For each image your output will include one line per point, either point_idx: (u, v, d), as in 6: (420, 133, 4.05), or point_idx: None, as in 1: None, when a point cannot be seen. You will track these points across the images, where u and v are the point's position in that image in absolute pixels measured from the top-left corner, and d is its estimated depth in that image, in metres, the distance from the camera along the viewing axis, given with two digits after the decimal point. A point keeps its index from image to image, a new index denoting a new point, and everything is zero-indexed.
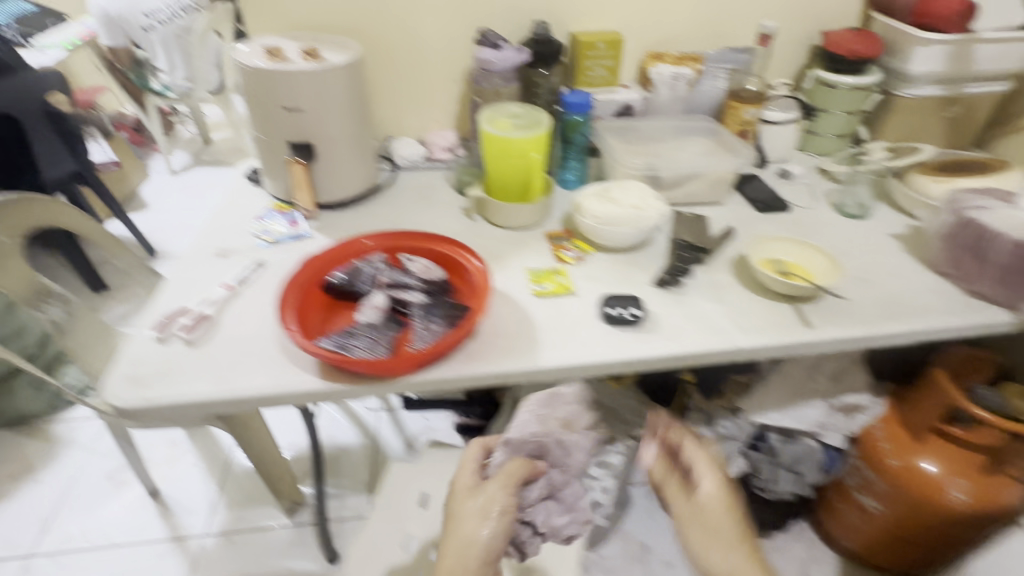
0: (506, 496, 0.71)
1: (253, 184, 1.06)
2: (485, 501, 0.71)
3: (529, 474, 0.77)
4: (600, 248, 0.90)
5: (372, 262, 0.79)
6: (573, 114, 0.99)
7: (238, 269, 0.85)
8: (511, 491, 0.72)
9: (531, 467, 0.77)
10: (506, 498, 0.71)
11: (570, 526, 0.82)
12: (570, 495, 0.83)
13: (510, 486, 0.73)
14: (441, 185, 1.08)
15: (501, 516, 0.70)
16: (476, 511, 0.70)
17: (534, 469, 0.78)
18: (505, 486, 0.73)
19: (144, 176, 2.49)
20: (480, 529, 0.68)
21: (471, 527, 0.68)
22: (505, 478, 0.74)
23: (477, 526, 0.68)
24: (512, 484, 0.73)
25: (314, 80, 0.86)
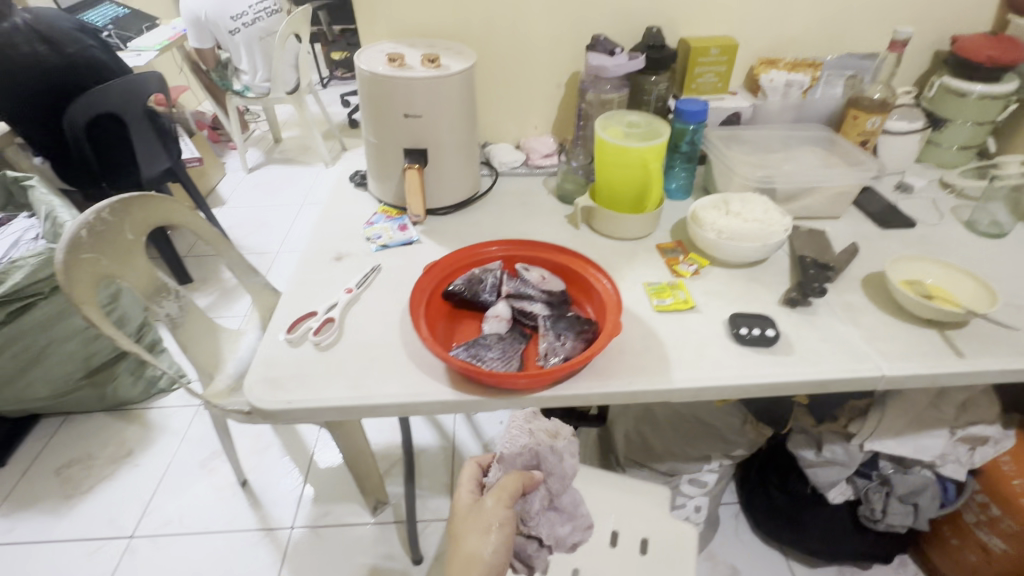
0: (501, 510, 0.60)
1: (356, 187, 1.07)
2: (483, 519, 0.59)
3: (525, 487, 0.63)
4: (717, 262, 0.87)
5: (492, 271, 0.79)
6: (685, 122, 0.96)
7: (355, 271, 0.85)
8: (509, 505, 0.60)
9: (529, 478, 0.63)
10: (505, 512, 0.60)
11: (575, 530, 0.71)
12: (566, 502, 0.69)
13: (506, 500, 0.60)
14: (542, 192, 1.07)
15: (502, 530, 0.59)
16: (476, 532, 0.59)
17: (529, 479, 0.63)
18: (504, 501, 0.60)
19: (222, 173, 2.59)
20: (484, 546, 0.58)
21: (472, 545, 0.58)
22: (501, 495, 0.60)
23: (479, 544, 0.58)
24: (511, 498, 0.60)
25: (434, 86, 0.86)
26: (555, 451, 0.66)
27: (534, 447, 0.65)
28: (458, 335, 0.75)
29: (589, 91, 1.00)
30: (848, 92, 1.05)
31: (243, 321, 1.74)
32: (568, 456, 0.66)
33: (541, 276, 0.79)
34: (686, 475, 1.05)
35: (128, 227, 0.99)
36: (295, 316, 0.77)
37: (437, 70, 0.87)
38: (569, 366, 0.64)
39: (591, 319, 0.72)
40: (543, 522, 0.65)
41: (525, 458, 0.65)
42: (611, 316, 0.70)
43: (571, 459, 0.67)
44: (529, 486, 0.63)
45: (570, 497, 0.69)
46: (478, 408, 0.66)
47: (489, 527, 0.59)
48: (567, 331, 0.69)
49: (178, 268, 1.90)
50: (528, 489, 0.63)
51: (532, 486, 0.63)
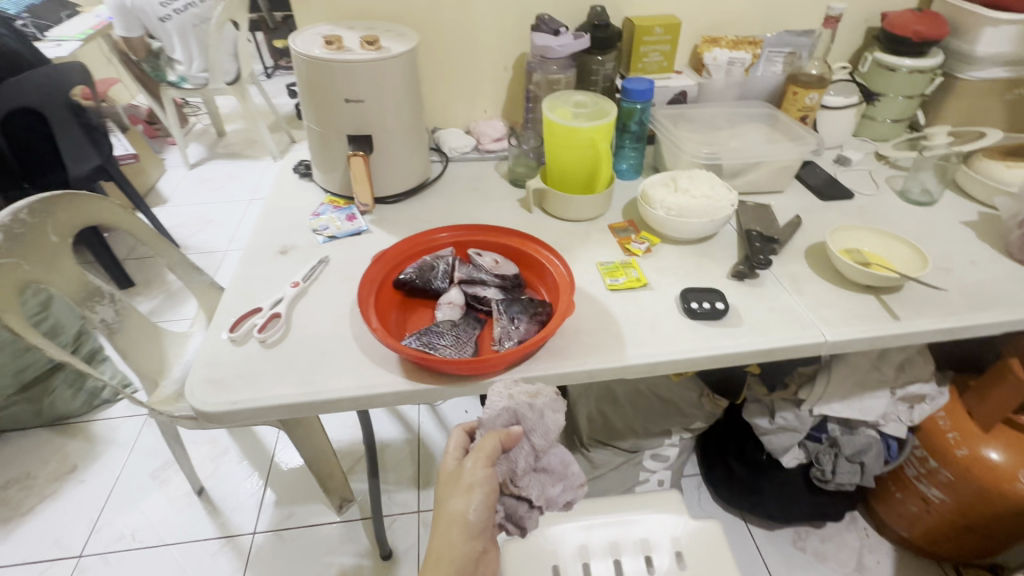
0: (480, 472, 0.58)
1: (301, 178, 1.03)
2: (464, 481, 0.59)
3: (504, 445, 0.59)
4: (668, 239, 0.88)
5: (444, 257, 0.77)
6: (633, 101, 0.96)
7: (302, 266, 0.82)
8: (488, 466, 0.58)
9: (507, 435, 0.59)
10: (485, 476, 0.58)
11: (569, 488, 0.63)
12: (549, 460, 0.61)
13: (485, 463, 0.57)
14: (494, 177, 1.06)
15: (483, 489, 0.58)
16: (458, 495, 0.59)
17: (507, 437, 0.59)
18: (481, 464, 0.58)
19: (161, 171, 2.46)
20: (467, 506, 0.58)
21: (459, 505, 0.58)
22: (477, 457, 0.58)
23: (462, 504, 0.58)
24: (488, 460, 0.58)
25: (375, 69, 0.83)
26: (535, 409, 0.60)
27: (512, 407, 0.60)
28: (412, 323, 0.73)
29: (536, 72, 0.99)
30: (788, 69, 1.08)
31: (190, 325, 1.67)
32: (549, 412, 0.60)
33: (494, 262, 0.78)
34: (649, 450, 1.07)
35: (52, 229, 0.92)
36: (240, 314, 0.73)
37: (377, 52, 0.84)
38: (523, 349, 0.63)
39: (546, 301, 0.72)
40: (528, 477, 0.60)
41: (506, 414, 0.60)
42: (564, 297, 0.70)
43: (555, 413, 0.60)
44: (508, 441, 0.59)
45: (559, 451, 0.62)
46: (434, 397, 0.65)
47: (471, 487, 0.58)
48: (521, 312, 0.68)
49: (118, 272, 1.80)
50: (510, 446, 0.59)
51: (511, 441, 0.59)
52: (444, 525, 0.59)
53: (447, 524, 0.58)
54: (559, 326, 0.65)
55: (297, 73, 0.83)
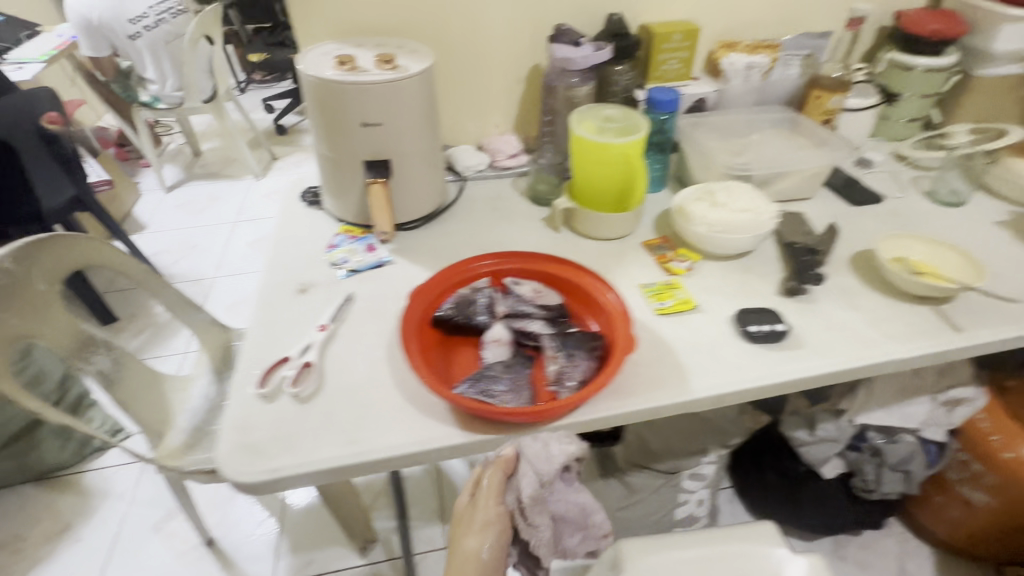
0: (489, 509, 0.63)
1: (309, 206, 0.96)
2: (474, 518, 0.63)
3: (508, 472, 0.60)
4: (707, 255, 0.84)
5: (481, 288, 0.72)
6: (658, 112, 0.93)
7: (328, 306, 0.76)
8: (497, 502, 0.63)
9: (504, 461, 0.59)
10: (493, 512, 0.62)
11: (588, 536, 0.66)
12: (559, 497, 0.63)
13: (493, 499, 0.62)
14: (513, 196, 1.01)
15: (494, 526, 0.62)
16: (470, 532, 0.62)
17: (506, 463, 0.59)
18: (490, 501, 0.63)
19: (137, 196, 2.34)
20: (480, 545, 0.61)
21: (472, 543, 0.62)
22: (487, 494, 0.63)
23: (474, 541, 0.62)
24: (496, 496, 0.63)
25: (394, 90, 0.78)
26: (540, 438, 0.59)
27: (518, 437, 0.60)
28: (455, 363, 0.68)
29: (555, 85, 0.95)
30: (805, 71, 1.06)
31: (183, 360, 1.57)
32: (555, 442, 0.58)
33: (535, 291, 0.74)
34: (687, 470, 1.03)
35: (39, 275, 0.84)
36: (266, 363, 0.67)
37: (395, 72, 0.78)
38: (590, 390, 0.59)
39: (599, 332, 0.68)
40: (537, 514, 0.62)
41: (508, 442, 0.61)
42: (621, 326, 0.66)
43: (562, 444, 0.58)
44: (510, 469, 0.60)
45: (572, 491, 0.63)
46: (492, 445, 0.60)
47: (480, 524, 0.62)
48: (578, 348, 0.64)
49: (100, 308, 1.70)
50: (513, 480, 0.62)
51: (513, 472, 0.61)
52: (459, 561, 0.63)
53: (462, 561, 0.62)
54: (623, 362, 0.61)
55: (310, 97, 0.77)
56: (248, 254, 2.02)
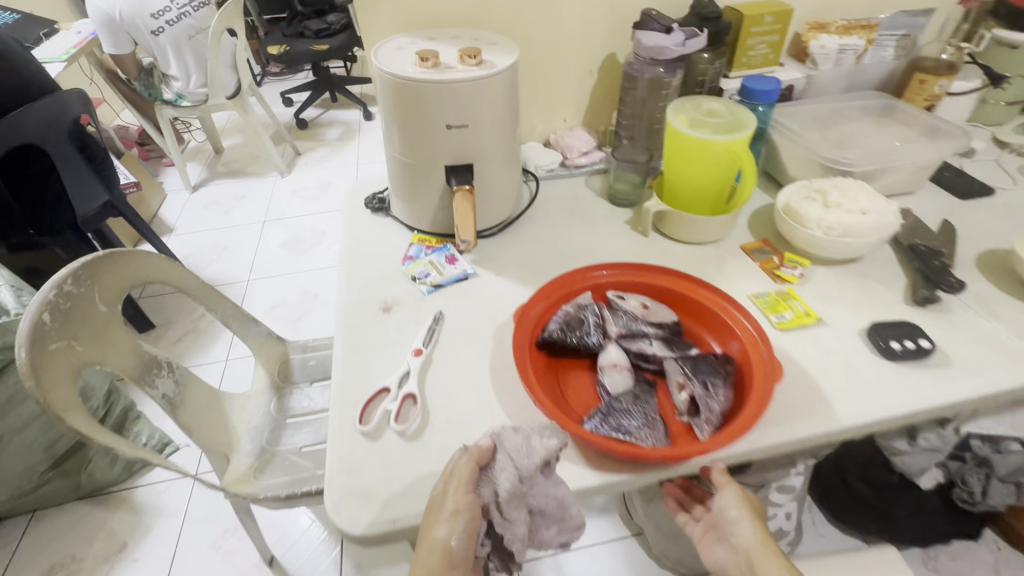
0: (459, 497, 0.49)
1: (376, 213, 0.90)
2: (440, 505, 0.49)
3: (481, 463, 0.51)
4: (817, 260, 0.78)
5: (587, 307, 0.67)
6: (757, 103, 0.84)
7: (416, 327, 0.71)
8: (469, 490, 0.50)
9: (480, 452, 0.52)
10: (465, 499, 0.49)
11: (567, 532, 0.54)
12: (538, 491, 0.52)
13: (464, 485, 0.49)
14: (588, 197, 0.95)
15: (466, 515, 0.49)
16: (436, 523, 0.48)
17: (481, 452, 0.52)
18: (461, 488, 0.49)
19: (163, 196, 2.29)
20: (449, 535, 0.48)
21: (441, 534, 0.48)
22: (454, 481, 0.50)
23: (441, 531, 0.48)
24: (468, 483, 0.50)
25: (481, 89, 0.71)
26: (521, 433, 0.53)
27: (498, 431, 0.54)
28: (568, 391, 0.63)
29: (638, 75, 0.87)
30: (901, 53, 0.98)
31: (224, 372, 1.53)
32: (536, 436, 0.52)
33: (644, 308, 0.69)
34: (775, 484, 0.97)
35: (100, 295, 0.79)
36: (364, 396, 0.62)
37: (483, 69, 0.71)
38: (741, 422, 0.54)
39: (728, 354, 0.63)
40: (515, 506, 0.50)
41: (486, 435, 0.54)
42: (761, 345, 0.63)
43: (543, 438, 0.52)
44: (484, 460, 0.51)
45: (554, 486, 0.53)
46: (628, 486, 0.55)
47: (449, 513, 0.48)
48: (713, 374, 0.59)
49: (137, 316, 1.66)
50: (488, 467, 0.52)
51: (489, 461, 0.52)
52: (420, 554, 0.48)
53: (426, 555, 0.48)
54: (771, 392, 0.57)
55: (393, 98, 0.71)
56: (280, 254, 1.97)
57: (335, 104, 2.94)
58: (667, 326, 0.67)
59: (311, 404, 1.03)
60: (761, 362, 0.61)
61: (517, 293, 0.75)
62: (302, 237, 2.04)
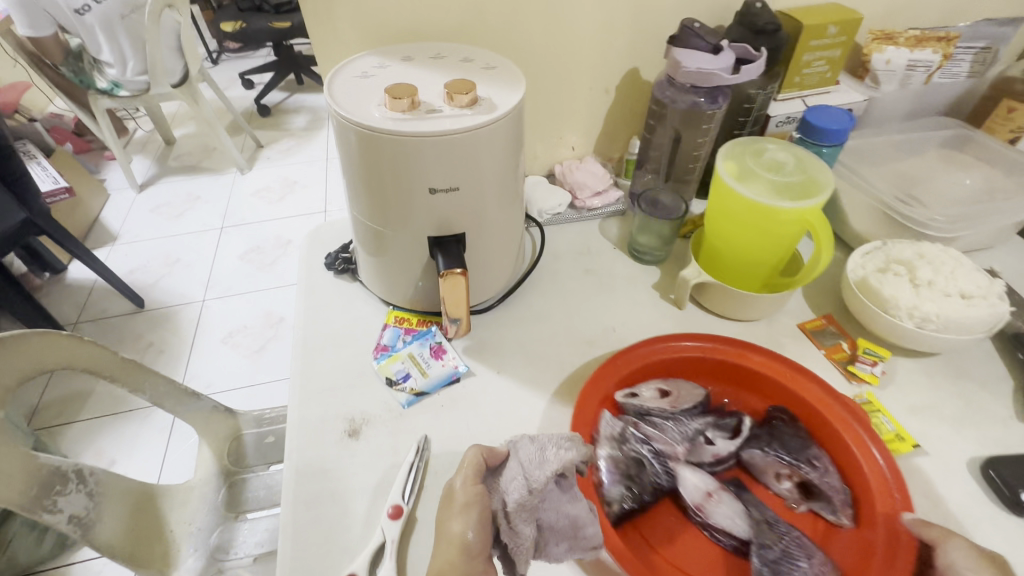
0: (469, 488, 0.43)
1: (340, 276, 0.72)
2: (449, 498, 0.43)
3: (489, 461, 0.46)
4: (898, 349, 0.62)
5: (628, 441, 0.51)
6: (822, 143, 0.67)
7: (391, 464, 0.53)
8: (478, 483, 0.43)
9: (489, 449, 0.46)
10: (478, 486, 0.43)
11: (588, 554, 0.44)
12: (553, 507, 0.44)
13: (473, 475, 0.43)
14: (604, 250, 0.77)
15: (476, 508, 0.42)
16: (450, 516, 0.42)
17: (490, 450, 0.46)
18: (470, 478, 0.44)
19: (104, 197, 2.03)
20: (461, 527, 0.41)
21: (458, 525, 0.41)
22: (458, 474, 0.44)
23: (457, 523, 0.41)
24: (476, 475, 0.44)
25: (475, 143, 0.52)
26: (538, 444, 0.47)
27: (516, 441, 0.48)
28: (667, 555, 0.48)
29: (668, 103, 0.70)
30: (977, 70, 0.81)
31: (172, 431, 1.34)
32: (552, 446, 0.45)
33: (668, 400, 0.55)
34: None
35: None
36: None
37: (479, 113, 0.52)
38: (883, 491, 0.48)
39: (785, 408, 0.56)
40: (525, 518, 0.42)
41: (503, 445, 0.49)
42: (809, 382, 0.55)
43: (560, 449, 0.45)
44: (494, 460, 0.46)
45: (572, 505, 0.45)
46: None
47: (463, 499, 0.42)
48: (805, 446, 0.52)
49: None
50: (497, 465, 0.46)
51: (502, 463, 0.46)
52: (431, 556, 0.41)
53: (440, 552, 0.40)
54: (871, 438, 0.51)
55: (362, 148, 0.52)
56: (240, 268, 1.75)
57: (301, 87, 2.66)
58: (703, 406, 0.55)
59: (268, 495, 0.85)
60: (833, 413, 0.53)
61: (524, 403, 0.59)
62: (265, 246, 1.82)
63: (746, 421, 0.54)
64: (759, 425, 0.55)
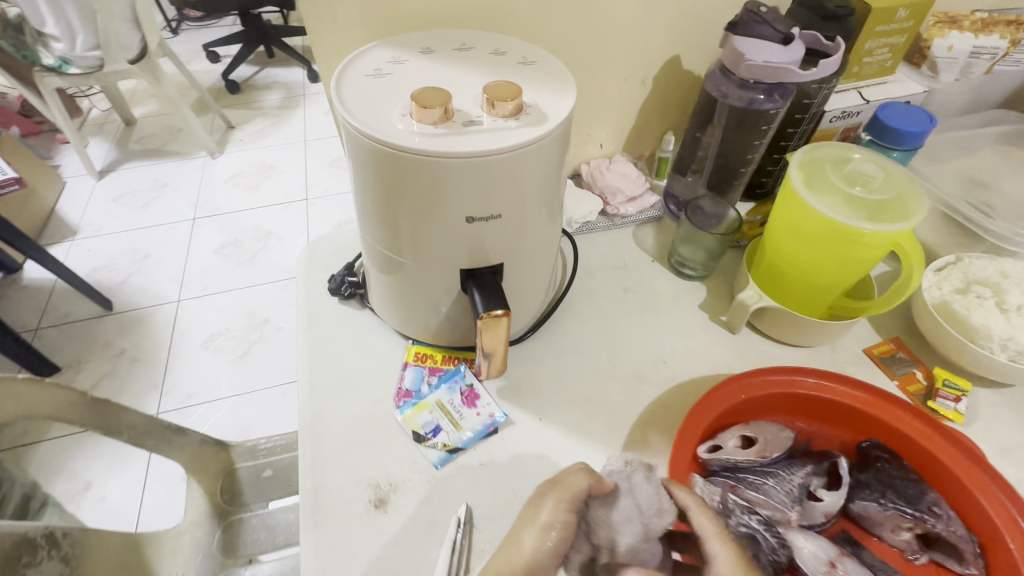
0: (559, 510, 0.38)
1: (344, 303, 0.63)
2: (532, 513, 0.39)
3: (594, 489, 0.41)
4: (977, 379, 0.57)
5: (734, 512, 0.44)
6: (896, 148, 0.59)
7: (428, 540, 0.46)
8: (571, 506, 0.39)
9: (599, 480, 0.42)
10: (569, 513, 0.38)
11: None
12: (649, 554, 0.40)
13: (569, 498, 0.39)
14: (643, 263, 0.69)
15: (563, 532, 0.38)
16: (524, 531, 0.38)
17: (598, 481, 0.42)
18: (564, 502, 0.39)
19: (60, 186, 1.85)
20: (536, 540, 0.37)
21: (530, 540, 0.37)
22: (557, 487, 0.40)
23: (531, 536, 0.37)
24: (573, 499, 0.39)
25: (521, 162, 0.43)
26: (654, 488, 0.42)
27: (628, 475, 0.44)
28: None
29: (719, 98, 0.61)
30: None
31: (151, 457, 1.22)
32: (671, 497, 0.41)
33: (755, 449, 0.49)
34: None
35: None
36: None
37: (526, 125, 0.43)
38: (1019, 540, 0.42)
39: (880, 443, 0.49)
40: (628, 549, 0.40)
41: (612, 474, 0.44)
42: (903, 413, 0.49)
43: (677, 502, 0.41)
44: (600, 493, 0.41)
45: None
46: None
47: (546, 515, 0.38)
48: (922, 491, 0.45)
49: (36, 362, 1.32)
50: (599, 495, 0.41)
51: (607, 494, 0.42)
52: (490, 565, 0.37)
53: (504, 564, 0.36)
54: (988, 475, 0.45)
55: (387, 170, 0.42)
56: (217, 264, 1.62)
57: (271, 61, 2.46)
58: (793, 454, 0.49)
59: (269, 539, 0.77)
60: (943, 450, 0.47)
61: (574, 456, 0.51)
62: (243, 239, 1.69)
63: (842, 462, 0.48)
64: (860, 468, 0.48)
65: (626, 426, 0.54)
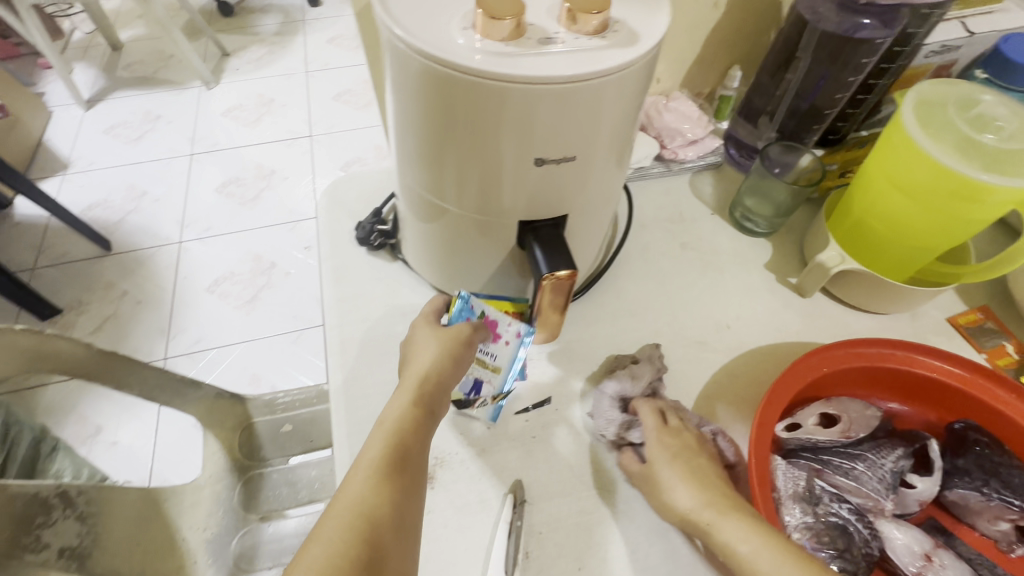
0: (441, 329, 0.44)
1: (375, 252, 0.58)
2: (424, 336, 0.43)
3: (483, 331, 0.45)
4: None
5: (822, 500, 0.40)
6: (1015, 89, 0.51)
7: (477, 521, 0.42)
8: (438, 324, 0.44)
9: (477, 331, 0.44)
10: (451, 341, 0.42)
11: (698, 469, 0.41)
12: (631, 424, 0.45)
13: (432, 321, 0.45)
14: (702, 216, 0.62)
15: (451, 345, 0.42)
16: (422, 349, 0.42)
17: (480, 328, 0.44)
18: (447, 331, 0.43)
19: (46, 115, 1.73)
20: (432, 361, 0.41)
21: (424, 358, 0.41)
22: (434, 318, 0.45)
23: (426, 358, 0.41)
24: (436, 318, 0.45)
25: (605, 93, 0.35)
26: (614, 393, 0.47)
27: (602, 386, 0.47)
28: None
29: (812, 23, 0.53)
30: None
31: (161, 411, 1.19)
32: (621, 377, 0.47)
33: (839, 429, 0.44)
34: None
35: None
36: None
37: (615, 45, 0.34)
38: None
39: (979, 427, 0.44)
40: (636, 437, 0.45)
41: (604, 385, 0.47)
42: (1004, 393, 0.44)
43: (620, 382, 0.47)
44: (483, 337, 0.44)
45: None
46: None
47: (436, 340, 0.42)
48: None
49: (36, 303, 1.26)
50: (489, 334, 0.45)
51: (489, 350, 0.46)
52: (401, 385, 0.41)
53: (409, 381, 0.40)
54: None
55: (441, 95, 0.35)
56: (217, 204, 1.54)
57: None
58: (882, 434, 0.45)
59: (291, 496, 0.73)
60: None
61: None
62: (244, 177, 1.60)
63: (934, 445, 0.44)
64: (955, 451, 0.44)
65: (689, 397, 0.49)
